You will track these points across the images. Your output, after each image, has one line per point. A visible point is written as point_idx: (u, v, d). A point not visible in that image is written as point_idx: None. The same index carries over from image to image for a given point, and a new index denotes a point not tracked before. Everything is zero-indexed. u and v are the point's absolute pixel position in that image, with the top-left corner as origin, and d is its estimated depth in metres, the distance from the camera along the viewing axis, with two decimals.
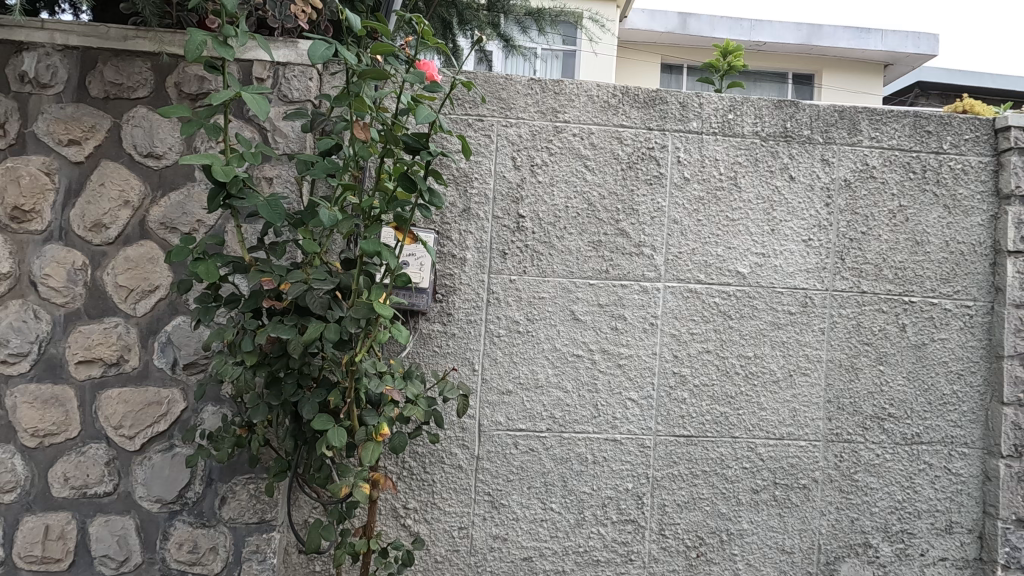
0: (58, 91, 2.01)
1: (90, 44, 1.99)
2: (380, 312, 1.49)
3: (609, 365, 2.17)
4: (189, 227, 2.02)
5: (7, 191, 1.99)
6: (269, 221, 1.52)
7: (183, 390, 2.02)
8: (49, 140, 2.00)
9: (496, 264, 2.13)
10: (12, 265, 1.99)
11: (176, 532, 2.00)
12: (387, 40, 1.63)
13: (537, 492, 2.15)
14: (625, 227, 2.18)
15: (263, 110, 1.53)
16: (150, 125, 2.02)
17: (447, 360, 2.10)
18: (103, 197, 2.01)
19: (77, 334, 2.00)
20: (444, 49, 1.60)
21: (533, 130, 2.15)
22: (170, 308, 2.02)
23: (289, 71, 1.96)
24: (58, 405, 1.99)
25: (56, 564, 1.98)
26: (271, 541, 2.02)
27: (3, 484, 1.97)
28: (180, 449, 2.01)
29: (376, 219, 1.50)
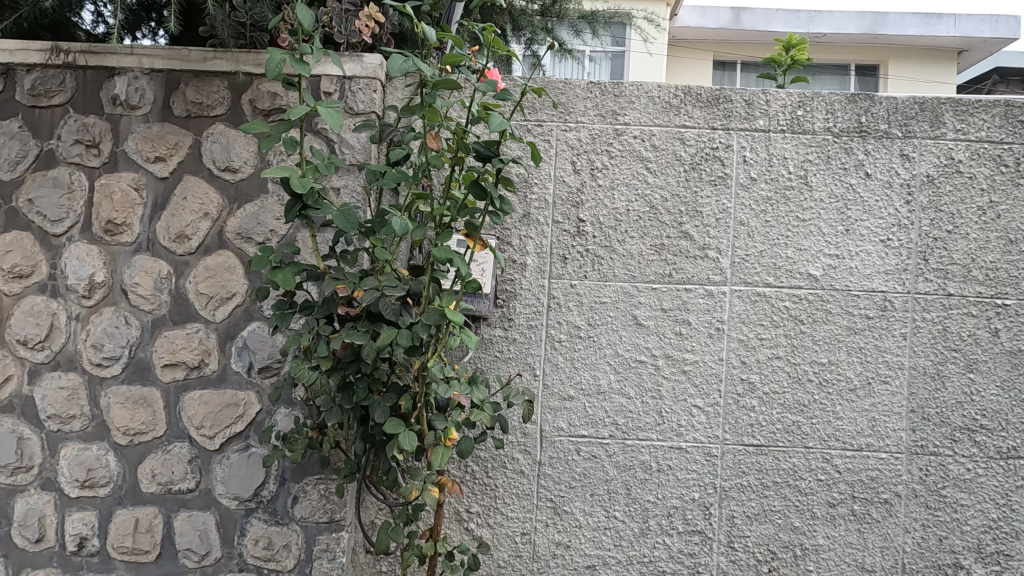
0: (145, 111, 2.15)
1: (174, 66, 2.13)
2: (451, 319, 1.50)
3: (674, 371, 2.12)
4: (263, 236, 2.12)
5: (102, 206, 2.14)
6: (342, 230, 1.56)
7: (258, 393, 2.11)
8: (138, 157, 2.14)
9: (557, 269, 2.13)
10: (106, 275, 2.14)
11: (252, 529, 2.09)
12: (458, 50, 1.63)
13: (600, 499, 2.12)
14: (688, 230, 2.13)
15: (336, 123, 1.58)
16: (227, 141, 2.13)
17: (508, 364, 2.11)
18: (186, 209, 2.13)
19: (163, 339, 2.13)
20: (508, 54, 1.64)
21: (593, 133, 2.14)
22: (246, 315, 2.12)
23: (354, 84, 2.02)
24: (147, 406, 2.12)
25: (145, 556, 2.11)
26: (341, 540, 2.08)
27: (99, 478, 2.12)
28: (256, 449, 2.10)
29: (447, 227, 1.51)
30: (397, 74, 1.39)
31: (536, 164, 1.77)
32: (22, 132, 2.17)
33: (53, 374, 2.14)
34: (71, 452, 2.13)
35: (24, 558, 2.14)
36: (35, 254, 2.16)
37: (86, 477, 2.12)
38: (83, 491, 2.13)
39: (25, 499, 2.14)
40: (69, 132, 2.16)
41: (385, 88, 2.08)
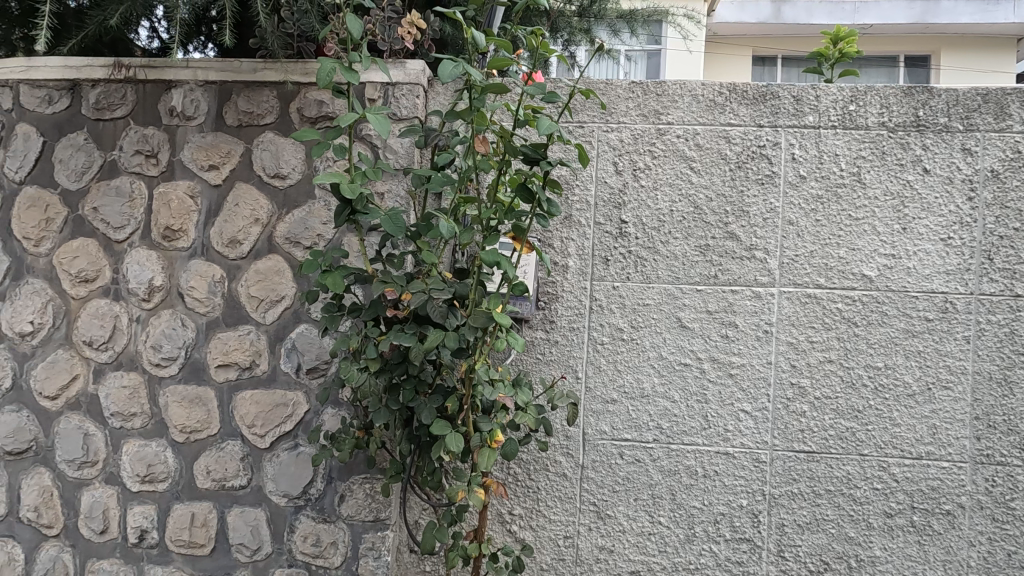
0: (200, 121, 2.24)
1: (226, 78, 2.21)
2: (499, 321, 1.51)
3: (720, 374, 2.07)
4: (311, 240, 2.17)
5: (161, 213, 2.24)
6: (390, 234, 1.59)
7: (306, 393, 2.17)
8: (193, 166, 2.23)
9: (599, 270, 2.11)
10: (164, 279, 2.24)
11: (301, 526, 2.14)
12: (507, 52, 1.63)
13: (645, 504, 2.09)
14: (734, 230, 2.08)
15: (384, 130, 1.61)
16: (276, 149, 2.20)
17: (550, 367, 2.10)
18: (237, 215, 2.21)
19: (216, 340, 2.21)
20: (554, 55, 1.67)
21: (635, 133, 2.11)
22: (295, 317, 2.18)
23: (398, 90, 2.06)
24: (202, 405, 2.21)
25: (201, 549, 2.19)
26: (386, 539, 2.11)
27: (158, 474, 2.21)
28: (304, 448, 2.16)
29: (494, 230, 1.51)
30: (447, 79, 1.40)
31: (582, 165, 1.75)
32: (87, 144, 2.29)
33: (115, 374, 2.25)
34: (133, 448, 2.24)
35: (89, 548, 2.25)
36: (99, 260, 2.28)
37: (146, 472, 2.22)
38: (143, 485, 2.22)
39: (91, 493, 2.26)
40: (129, 143, 2.27)
41: (427, 93, 2.11)
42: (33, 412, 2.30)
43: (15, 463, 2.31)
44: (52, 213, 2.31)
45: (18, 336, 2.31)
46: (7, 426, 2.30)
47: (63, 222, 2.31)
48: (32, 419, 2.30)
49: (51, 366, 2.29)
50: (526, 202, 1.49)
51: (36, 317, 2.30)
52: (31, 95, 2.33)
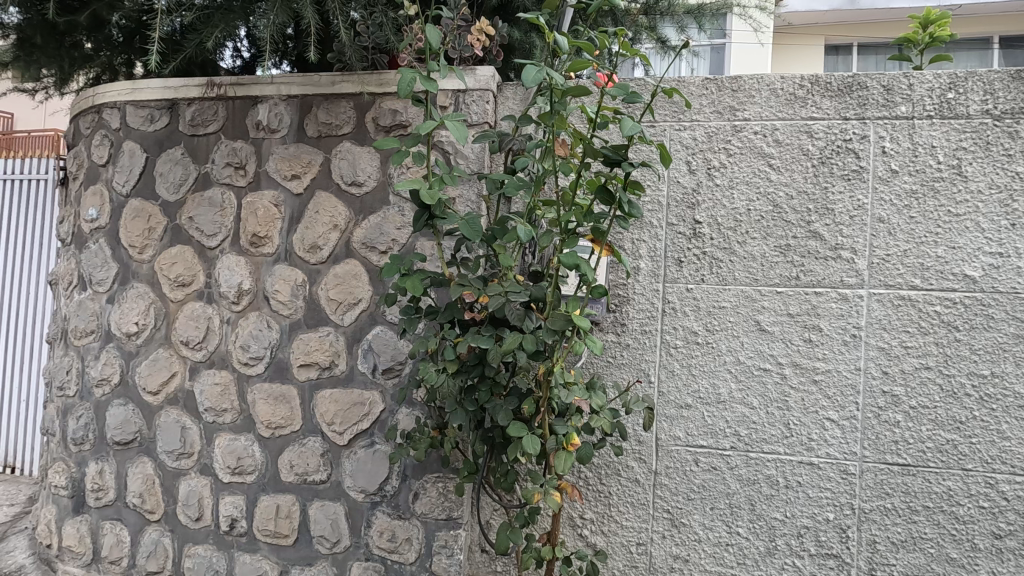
0: (283, 134, 2.37)
1: (308, 91, 2.32)
2: (578, 324, 1.49)
3: (803, 380, 1.98)
4: (386, 245, 2.25)
5: (249, 221, 2.38)
6: (467, 238, 1.61)
7: (382, 393, 2.24)
8: (277, 176, 2.36)
9: (671, 272, 2.06)
10: (252, 283, 2.38)
11: (377, 521, 2.22)
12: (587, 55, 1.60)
13: (721, 514, 2.02)
14: (818, 229, 1.98)
15: (461, 136, 1.64)
16: (353, 158, 2.29)
17: (622, 370, 2.07)
18: (318, 222, 2.31)
19: (299, 341, 2.32)
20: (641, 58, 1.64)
21: (709, 131, 2.05)
22: (371, 319, 2.26)
23: (469, 97, 2.11)
24: (286, 402, 2.33)
25: (285, 539, 2.31)
26: (458, 537, 2.15)
27: (247, 466, 2.35)
28: (380, 446, 2.23)
29: (573, 232, 1.47)
30: (531, 85, 1.38)
31: (665, 166, 1.69)
32: (183, 158, 2.47)
33: (209, 372, 2.42)
34: (224, 441, 2.39)
35: (186, 534, 2.42)
36: (195, 265, 2.45)
37: (236, 464, 2.36)
38: (233, 477, 2.37)
39: (187, 482, 2.43)
40: (221, 156, 2.43)
41: (496, 99, 2.14)
42: (137, 406, 2.50)
43: (122, 452, 2.52)
44: (153, 223, 2.51)
45: (124, 336, 2.52)
46: (116, 418, 2.52)
47: (163, 231, 2.50)
48: (137, 413, 2.50)
49: (153, 364, 2.48)
50: (607, 204, 1.46)
51: (140, 319, 2.50)
52: (136, 115, 2.55)
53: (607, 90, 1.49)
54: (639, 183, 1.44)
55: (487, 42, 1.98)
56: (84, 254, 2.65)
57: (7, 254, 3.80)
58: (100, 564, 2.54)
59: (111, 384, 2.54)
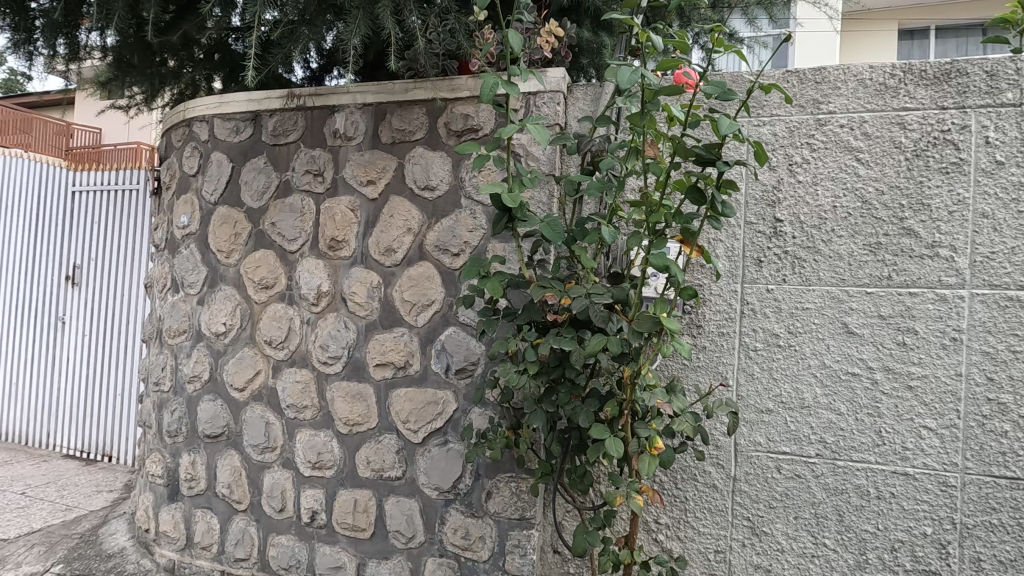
0: (359, 141, 2.45)
1: (382, 99, 2.39)
2: (667, 326, 1.45)
3: (895, 386, 1.87)
4: (458, 248, 2.28)
5: (327, 226, 2.48)
6: (549, 240, 1.60)
7: (454, 393, 2.28)
8: (353, 182, 2.45)
9: (751, 273, 2.00)
10: (330, 285, 2.48)
11: (451, 519, 2.26)
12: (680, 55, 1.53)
13: (806, 524, 1.95)
14: (912, 226, 1.87)
15: (543, 139, 1.67)
16: (426, 162, 2.34)
17: (700, 373, 2.02)
18: (392, 226, 2.38)
19: (375, 341, 2.40)
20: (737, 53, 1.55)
21: (791, 125, 1.98)
22: (444, 320, 2.31)
23: (540, 99, 2.11)
24: (363, 400, 2.41)
25: (362, 533, 2.39)
26: (531, 537, 2.16)
27: (326, 461, 2.45)
28: (453, 444, 2.27)
29: (663, 232, 1.40)
30: (624, 86, 1.34)
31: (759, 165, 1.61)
32: (266, 167, 2.60)
33: (290, 370, 2.53)
34: (305, 436, 2.49)
35: (270, 524, 2.55)
36: (277, 269, 2.58)
37: (316, 459, 2.46)
38: (314, 471, 2.47)
39: (271, 475, 2.55)
40: (301, 164, 2.54)
41: (567, 100, 2.14)
42: (226, 402, 2.65)
43: (212, 445, 2.68)
44: (239, 228, 2.65)
45: (213, 336, 2.68)
46: (207, 413, 2.68)
47: (248, 236, 2.64)
48: (225, 408, 2.65)
49: (239, 362, 2.62)
50: (697, 204, 1.39)
51: (228, 319, 2.65)
52: (223, 127, 2.71)
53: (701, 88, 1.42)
54: (734, 183, 1.38)
55: (553, 45, 2.00)
56: (177, 259, 2.84)
57: (107, 259, 4.11)
58: (193, 549, 2.71)
59: (201, 380, 2.71)
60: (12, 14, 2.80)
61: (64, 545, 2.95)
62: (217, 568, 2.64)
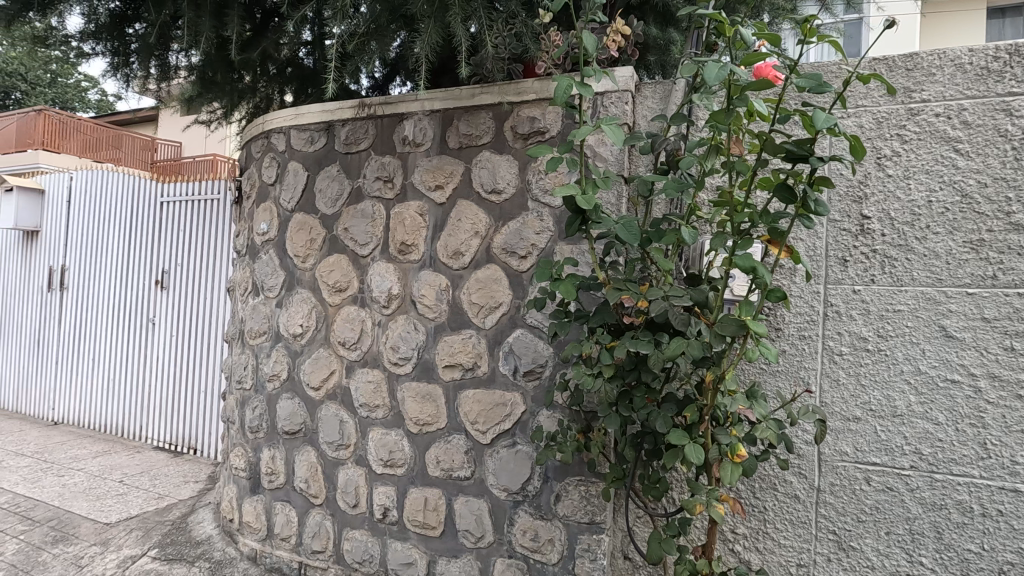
0: (428, 147, 2.50)
1: (449, 105, 2.44)
2: (752, 329, 1.40)
3: (1003, 395, 1.73)
4: (525, 250, 2.29)
5: (397, 230, 2.55)
6: (624, 242, 1.58)
7: (523, 395, 2.28)
8: (422, 187, 2.51)
9: (835, 273, 1.90)
10: (400, 288, 2.55)
11: (520, 520, 2.26)
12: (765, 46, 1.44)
13: (900, 541, 1.83)
14: (1021, 221, 1.72)
15: (619, 140, 1.60)
16: (493, 166, 2.36)
17: (780, 378, 1.94)
18: (460, 229, 2.42)
19: (444, 343, 2.44)
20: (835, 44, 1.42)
21: (879, 116, 1.87)
22: (511, 322, 2.32)
23: (607, 99, 2.09)
24: (432, 401, 2.46)
25: (433, 531, 2.44)
26: (601, 542, 2.14)
27: (398, 459, 2.52)
28: (522, 446, 2.28)
29: (749, 232, 1.35)
30: (710, 84, 1.27)
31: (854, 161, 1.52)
32: (339, 174, 2.71)
33: (363, 370, 2.62)
34: (377, 435, 2.57)
35: (345, 519, 2.64)
36: (350, 273, 2.67)
37: (388, 457, 2.53)
38: (386, 468, 2.54)
39: (345, 471, 2.64)
40: (372, 171, 2.62)
41: (635, 99, 2.10)
42: (302, 400, 2.77)
43: (290, 441, 2.81)
44: (314, 234, 2.77)
45: (291, 337, 2.81)
46: (285, 410, 2.81)
47: (322, 241, 2.75)
48: (302, 406, 2.77)
49: (315, 362, 2.74)
50: (785, 203, 1.33)
51: (304, 321, 2.78)
52: (299, 137, 2.84)
53: (791, 81, 1.34)
54: (827, 180, 1.31)
55: (620, 45, 1.96)
56: (258, 263, 3.00)
57: (192, 264, 4.39)
58: (273, 540, 2.85)
59: (280, 379, 2.85)
60: (113, 40, 3.04)
61: (158, 531, 3.18)
62: (296, 559, 2.76)
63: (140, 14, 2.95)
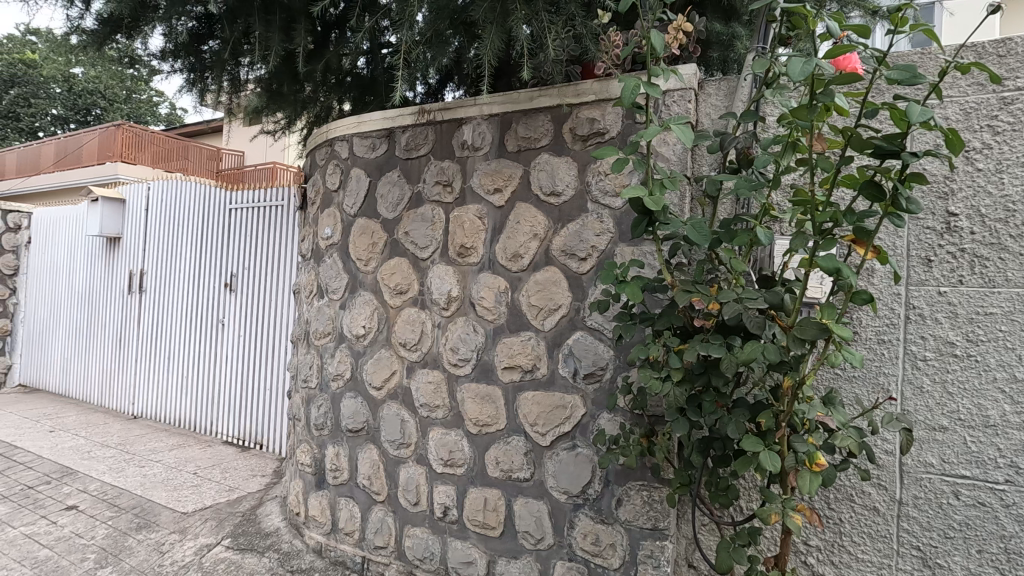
0: (486, 151, 2.53)
1: (508, 109, 2.45)
2: (836, 333, 1.34)
3: None
4: (585, 252, 2.28)
5: (457, 234, 2.59)
6: (693, 243, 1.55)
7: (583, 397, 2.27)
8: (481, 191, 2.54)
9: (917, 273, 1.80)
10: (459, 290, 2.59)
11: (581, 523, 2.25)
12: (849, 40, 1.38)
13: (993, 560, 1.71)
14: None
15: (688, 139, 1.55)
16: (552, 168, 2.36)
17: (856, 385, 1.85)
18: (519, 232, 2.43)
19: (503, 345, 2.46)
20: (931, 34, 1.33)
21: (967, 107, 1.75)
22: (571, 325, 2.31)
23: (669, 98, 2.04)
24: (492, 402, 2.48)
25: (493, 531, 2.46)
26: (665, 549, 2.10)
27: (458, 459, 2.56)
28: (582, 449, 2.27)
29: (833, 232, 1.29)
30: (794, 79, 1.22)
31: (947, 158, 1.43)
32: (400, 180, 2.78)
33: (423, 370, 2.67)
34: (437, 435, 2.62)
35: (406, 516, 2.70)
36: (411, 275, 2.73)
37: (448, 457, 2.58)
38: (446, 468, 2.59)
39: (406, 469, 2.71)
40: (431, 176, 2.67)
41: (698, 97, 2.06)
42: (365, 399, 2.86)
43: (354, 438, 2.90)
44: (376, 238, 2.85)
45: (354, 338, 2.91)
46: (349, 409, 2.91)
47: (384, 245, 2.83)
48: (365, 405, 2.86)
49: (377, 362, 2.82)
50: (874, 201, 1.27)
51: (367, 322, 2.86)
52: (361, 144, 2.93)
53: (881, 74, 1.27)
54: (922, 176, 1.24)
55: (684, 41, 1.87)
56: (322, 267, 3.12)
57: (259, 268, 4.61)
58: (338, 534, 2.94)
59: (344, 378, 2.94)
60: (189, 57, 3.23)
61: (230, 521, 3.34)
62: (359, 553, 2.84)
63: (215, 32, 3.12)
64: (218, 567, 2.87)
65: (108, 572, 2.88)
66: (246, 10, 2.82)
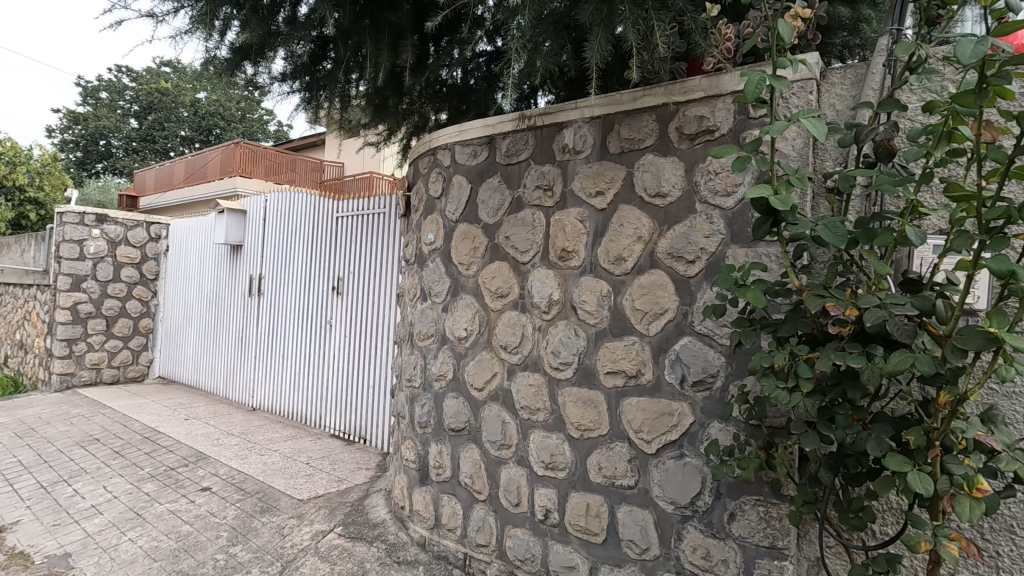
0: (588, 154, 2.52)
1: (610, 110, 2.43)
2: (1007, 343, 1.19)
3: None
4: (694, 254, 2.20)
5: (558, 237, 2.59)
6: (827, 245, 1.44)
7: (691, 405, 2.19)
8: (582, 194, 2.53)
9: None
10: (560, 293, 2.59)
11: (690, 536, 2.17)
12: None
13: None
14: None
15: (822, 133, 1.42)
16: (657, 169, 2.30)
17: (1017, 402, 1.64)
18: (623, 235, 2.39)
19: (606, 348, 2.43)
20: None
21: None
22: (678, 329, 2.24)
23: (788, 89, 1.92)
24: (594, 407, 2.45)
25: (595, 537, 2.43)
26: (785, 570, 1.97)
27: (559, 463, 2.56)
28: (690, 458, 2.18)
29: (1004, 231, 1.15)
30: (964, 62, 1.10)
31: None
32: (501, 185, 2.83)
33: (524, 373, 2.70)
34: (538, 437, 2.63)
35: (507, 516, 2.74)
36: (511, 279, 2.78)
37: (549, 460, 2.58)
38: (547, 471, 2.60)
39: (508, 470, 2.75)
40: (532, 180, 2.70)
41: (820, 87, 1.92)
42: (467, 399, 2.94)
43: (455, 437, 2.99)
44: (477, 243, 2.93)
45: (457, 340, 3.00)
46: (451, 408, 3.00)
47: (485, 250, 2.90)
48: (467, 405, 2.94)
49: (479, 364, 2.89)
50: None
51: (468, 325, 2.95)
52: (463, 152, 3.02)
53: None
54: None
55: (803, 29, 1.70)
56: (425, 271, 3.25)
57: (364, 273, 4.89)
58: (440, 529, 3.04)
59: (446, 379, 3.05)
60: (305, 77, 3.50)
61: (341, 510, 3.56)
62: (461, 550, 2.92)
63: (329, 53, 3.37)
64: (332, 553, 3.07)
65: (239, 550, 3.17)
66: (358, 30, 3.02)
